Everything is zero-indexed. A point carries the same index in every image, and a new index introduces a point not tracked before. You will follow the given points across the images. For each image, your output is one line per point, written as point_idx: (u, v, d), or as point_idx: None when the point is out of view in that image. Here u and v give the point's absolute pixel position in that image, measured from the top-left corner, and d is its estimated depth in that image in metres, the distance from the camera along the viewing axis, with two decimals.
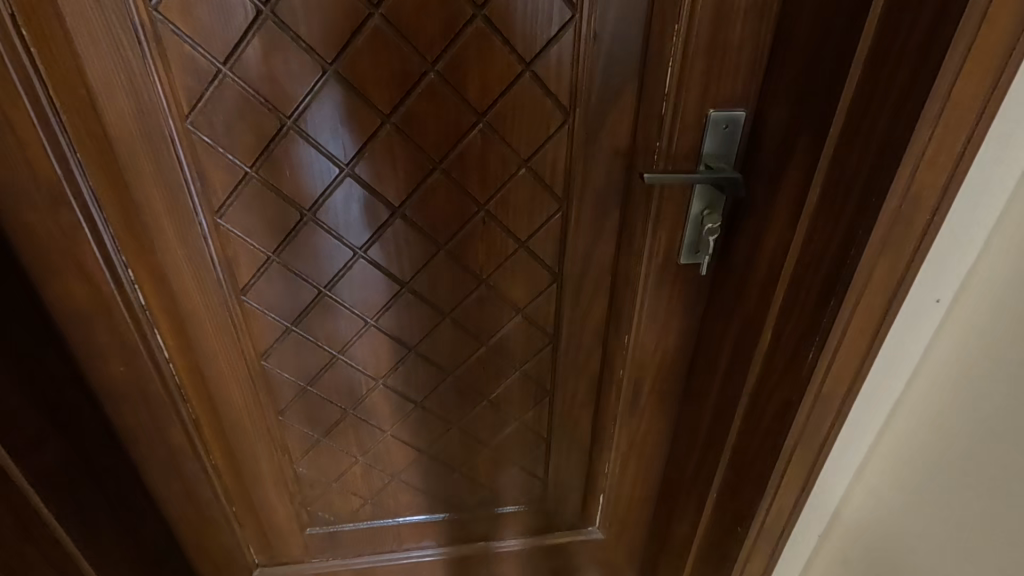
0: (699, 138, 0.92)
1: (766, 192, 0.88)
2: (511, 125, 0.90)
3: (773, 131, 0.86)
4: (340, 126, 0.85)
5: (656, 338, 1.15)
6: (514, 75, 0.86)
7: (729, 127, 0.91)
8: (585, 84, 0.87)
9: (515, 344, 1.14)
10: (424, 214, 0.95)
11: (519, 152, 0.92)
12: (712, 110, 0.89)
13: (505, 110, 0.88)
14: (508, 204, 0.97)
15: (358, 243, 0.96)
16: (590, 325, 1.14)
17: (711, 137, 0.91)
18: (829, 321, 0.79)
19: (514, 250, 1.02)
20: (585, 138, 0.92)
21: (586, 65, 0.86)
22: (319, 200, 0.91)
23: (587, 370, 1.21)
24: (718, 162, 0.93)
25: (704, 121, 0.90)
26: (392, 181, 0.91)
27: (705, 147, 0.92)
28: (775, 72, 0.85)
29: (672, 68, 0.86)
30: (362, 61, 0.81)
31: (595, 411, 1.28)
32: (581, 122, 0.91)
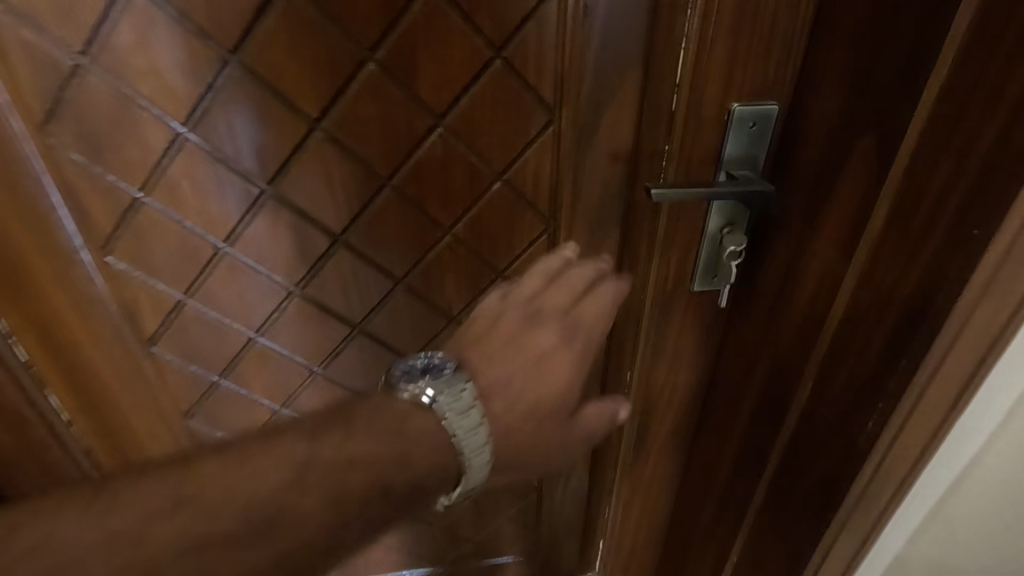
0: (719, 140, 0.70)
1: (808, 211, 0.69)
2: (481, 129, 0.70)
3: (819, 131, 0.66)
4: (254, 137, 0.65)
5: (665, 374, 0.97)
6: (481, 65, 0.65)
7: (757, 125, 0.70)
8: (573, 73, 0.67)
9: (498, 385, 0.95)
10: (374, 241, 0.76)
11: (492, 163, 0.72)
12: (737, 104, 0.68)
13: (471, 111, 0.68)
14: (480, 226, 0.77)
15: (293, 279, 0.77)
16: None
17: (734, 139, 0.70)
18: (900, 382, 0.61)
19: (490, 281, 0.82)
20: (576, 142, 0.72)
21: (574, 47, 0.66)
22: (236, 229, 0.71)
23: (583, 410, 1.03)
24: (743, 170, 0.72)
25: (725, 118, 0.69)
26: (329, 203, 0.71)
27: (727, 151, 0.71)
28: (820, 52, 0.64)
29: (687, 51, 0.64)
30: (275, 50, 0.61)
31: (592, 454, 1.10)
32: (570, 123, 0.71)
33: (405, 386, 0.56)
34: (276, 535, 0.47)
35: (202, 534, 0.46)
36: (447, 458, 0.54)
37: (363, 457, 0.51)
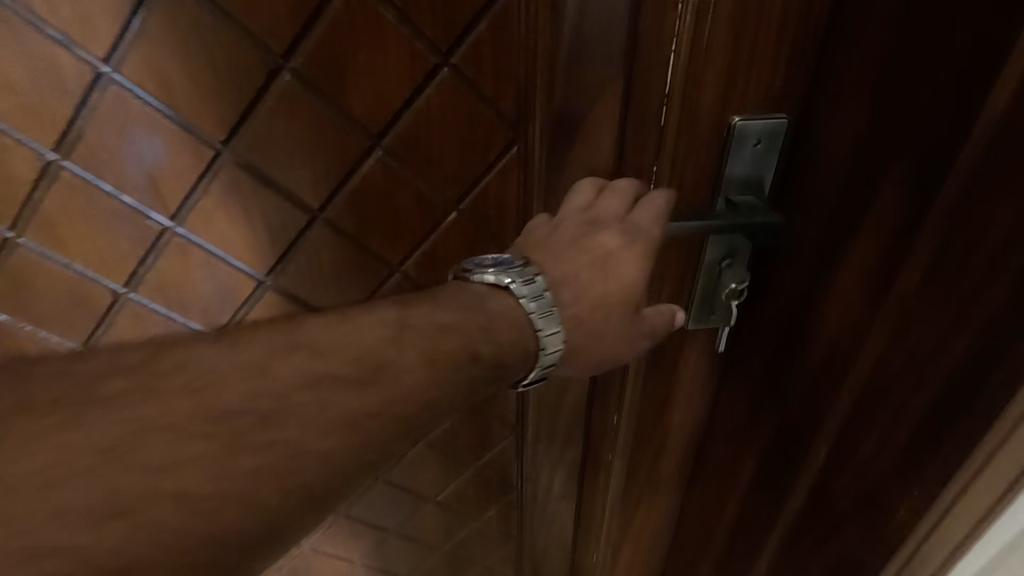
0: (717, 158, 0.55)
1: (825, 254, 0.55)
2: (430, 151, 0.58)
3: (836, 160, 0.52)
4: (147, 162, 0.53)
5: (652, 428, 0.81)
6: (425, 73, 0.53)
7: (764, 144, 0.53)
8: (543, 82, 0.55)
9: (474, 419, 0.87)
10: (310, 279, 0.64)
11: (446, 190, 0.61)
12: (739, 118, 0.52)
13: (416, 129, 0.56)
14: (435, 263, 0.65)
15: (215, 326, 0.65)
16: (566, 402, 0.87)
17: (737, 157, 0.54)
18: (950, 465, 0.48)
19: None
20: (546, 164, 0.60)
21: (543, 51, 0.53)
22: (139, 270, 0.59)
23: (566, 455, 0.93)
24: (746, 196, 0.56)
25: (725, 133, 0.53)
26: (251, 237, 0.60)
27: (727, 173, 0.55)
28: (840, 58, 0.49)
29: (678, 52, 0.49)
30: (160, 56, 0.48)
31: (577, 500, 1.00)
32: (539, 142, 0.59)
33: (478, 277, 0.47)
34: (390, 380, 0.40)
35: (321, 377, 0.38)
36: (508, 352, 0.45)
37: (456, 323, 0.44)
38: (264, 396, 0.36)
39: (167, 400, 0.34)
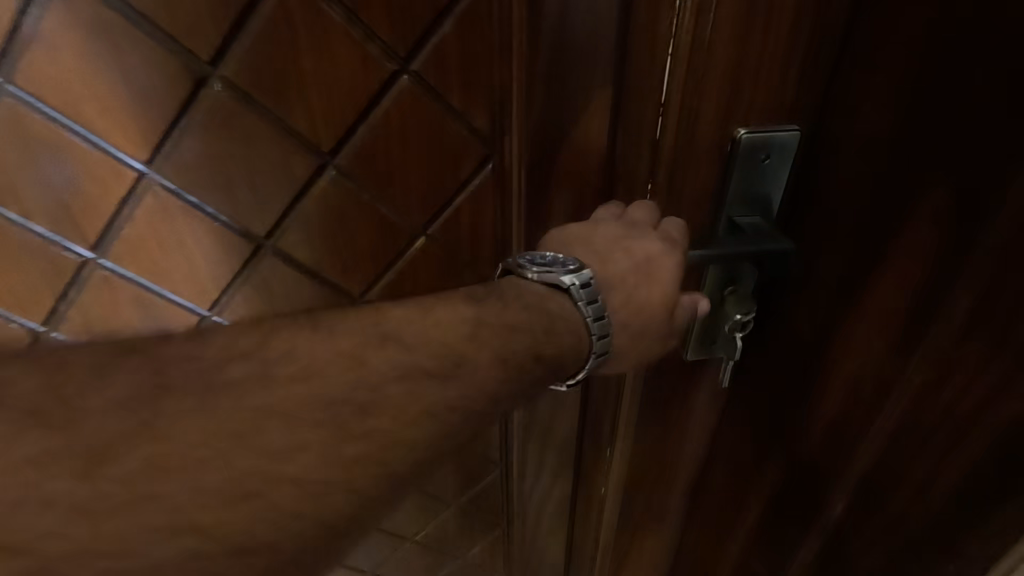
0: (717, 174, 0.44)
1: (834, 311, 0.46)
2: (390, 170, 0.50)
3: (849, 202, 0.42)
4: (57, 185, 0.45)
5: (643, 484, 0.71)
6: (380, 82, 0.46)
7: (772, 157, 0.42)
8: (518, 90, 0.47)
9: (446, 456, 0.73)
10: (259, 315, 0.57)
11: (411, 213, 0.53)
12: (745, 130, 0.41)
13: (372, 147, 0.48)
14: (402, 294, 0.58)
15: None
16: (554, 445, 0.78)
17: (741, 173, 0.43)
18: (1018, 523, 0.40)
19: None
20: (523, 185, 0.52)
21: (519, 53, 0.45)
22: (58, 306, 0.51)
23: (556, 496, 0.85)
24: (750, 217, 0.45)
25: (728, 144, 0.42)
26: (188, 269, 0.52)
27: (727, 190, 0.44)
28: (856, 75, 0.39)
29: (676, 56, 0.39)
30: (63, 61, 0.40)
31: (568, 542, 0.92)
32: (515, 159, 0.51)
33: (525, 272, 0.40)
34: (469, 376, 0.33)
35: (410, 373, 0.31)
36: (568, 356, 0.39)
37: (523, 322, 0.37)
38: (341, 410, 0.28)
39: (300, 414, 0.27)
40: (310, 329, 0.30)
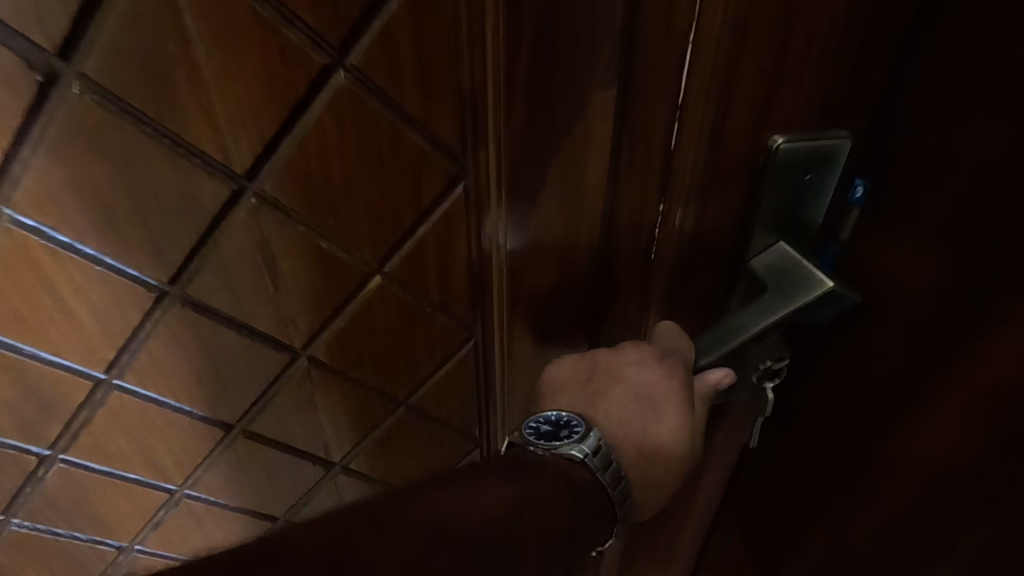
0: (746, 192, 0.33)
1: (869, 426, 0.33)
2: (329, 197, 0.38)
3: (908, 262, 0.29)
4: None
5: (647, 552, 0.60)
6: (307, 84, 0.34)
7: (815, 174, 0.31)
8: (500, 91, 0.36)
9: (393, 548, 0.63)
10: (174, 374, 0.45)
11: (361, 250, 0.41)
12: (784, 138, 0.30)
13: (305, 167, 0.37)
14: (355, 343, 0.47)
15: (47, 435, 0.45)
16: None
17: (773, 194, 0.32)
18: None
19: (385, 411, 0.53)
20: (503, 210, 0.42)
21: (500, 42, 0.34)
22: None
23: None
24: (783, 268, 0.33)
25: (760, 157, 0.31)
26: (71, 324, 0.40)
27: (759, 216, 0.33)
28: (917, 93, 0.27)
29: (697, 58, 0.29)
30: None
31: None
32: (494, 175, 0.40)
33: (531, 446, 0.39)
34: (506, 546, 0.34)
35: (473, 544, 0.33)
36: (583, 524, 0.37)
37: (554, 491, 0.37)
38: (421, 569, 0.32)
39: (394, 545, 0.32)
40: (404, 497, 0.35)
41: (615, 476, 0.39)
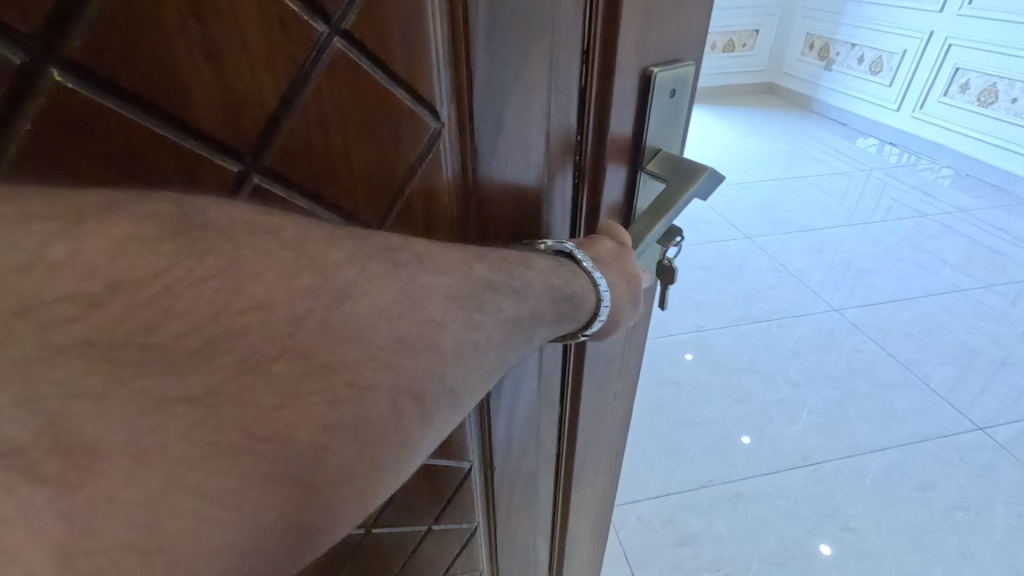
0: (640, 116, 0.50)
1: None
2: (331, 163, 0.40)
3: None
4: None
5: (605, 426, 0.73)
6: (305, 52, 0.35)
7: (676, 94, 0.51)
8: (460, 46, 0.39)
9: (386, 524, 0.63)
10: None
11: (364, 209, 0.43)
12: (658, 67, 0.48)
13: (306, 137, 0.38)
14: None
15: None
16: (538, 459, 0.69)
17: (655, 114, 0.50)
18: None
19: None
20: (475, 156, 0.45)
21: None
22: None
23: (540, 510, 0.78)
24: (668, 164, 0.52)
25: (647, 88, 0.48)
26: None
27: (649, 129, 0.51)
28: None
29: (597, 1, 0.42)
30: None
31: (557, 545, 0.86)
32: (463, 125, 0.43)
33: (541, 245, 0.42)
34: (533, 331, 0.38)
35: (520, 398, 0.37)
36: (575, 309, 0.41)
37: (557, 307, 0.39)
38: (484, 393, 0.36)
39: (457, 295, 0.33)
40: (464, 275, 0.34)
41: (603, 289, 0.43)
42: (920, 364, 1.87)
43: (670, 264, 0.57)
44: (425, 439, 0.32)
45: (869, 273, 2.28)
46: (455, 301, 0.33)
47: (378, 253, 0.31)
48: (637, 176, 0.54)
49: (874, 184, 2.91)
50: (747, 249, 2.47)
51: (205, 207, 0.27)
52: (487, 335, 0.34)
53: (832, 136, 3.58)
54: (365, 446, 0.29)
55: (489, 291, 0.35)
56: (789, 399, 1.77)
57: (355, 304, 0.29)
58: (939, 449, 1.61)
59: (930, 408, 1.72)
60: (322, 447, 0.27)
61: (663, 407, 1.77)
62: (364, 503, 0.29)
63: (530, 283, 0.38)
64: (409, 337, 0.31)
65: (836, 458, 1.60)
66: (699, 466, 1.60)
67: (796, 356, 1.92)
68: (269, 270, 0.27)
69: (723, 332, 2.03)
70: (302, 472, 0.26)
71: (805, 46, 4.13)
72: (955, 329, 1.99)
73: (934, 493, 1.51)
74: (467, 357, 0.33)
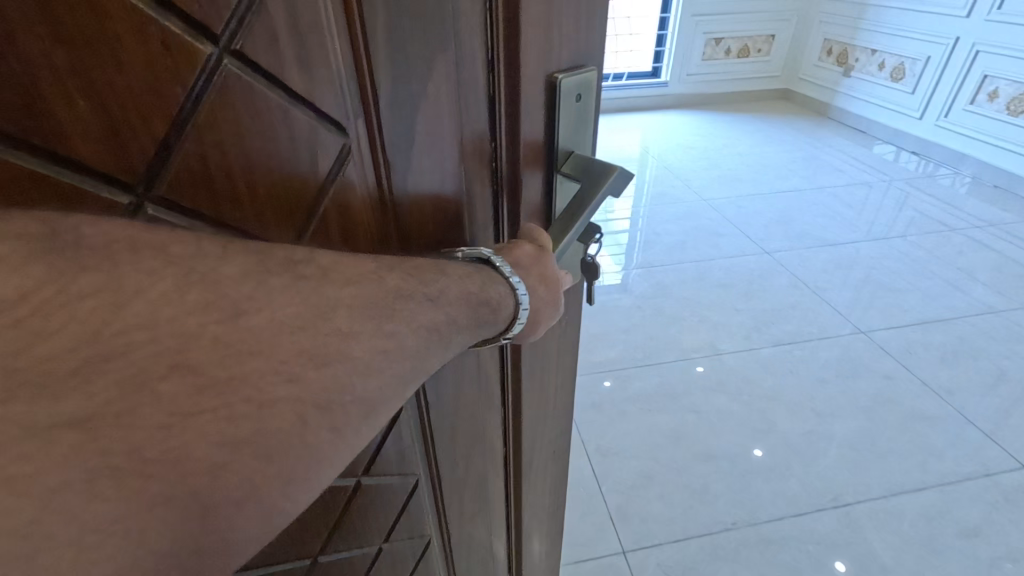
0: (549, 122, 0.52)
1: None
2: (237, 183, 0.39)
3: None
4: None
5: (549, 430, 0.76)
6: (193, 73, 0.34)
7: (582, 99, 0.53)
8: (362, 60, 0.40)
9: (337, 552, 0.61)
10: None
11: (278, 228, 0.42)
12: (561, 74, 0.49)
13: (203, 162, 0.36)
14: None
15: None
16: (486, 465, 0.72)
17: (564, 119, 0.52)
18: None
19: None
20: (388, 170, 0.45)
21: (349, 11, 0.38)
22: None
23: (493, 513, 0.80)
24: (580, 166, 0.55)
25: (553, 94, 0.50)
26: None
27: (559, 134, 0.53)
28: None
29: (492, 13, 0.44)
30: None
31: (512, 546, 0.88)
32: (374, 140, 0.44)
33: (459, 253, 0.42)
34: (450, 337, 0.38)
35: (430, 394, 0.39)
36: (492, 314, 0.42)
37: (473, 315, 0.40)
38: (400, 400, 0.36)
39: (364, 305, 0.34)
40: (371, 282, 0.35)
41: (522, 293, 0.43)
42: (954, 394, 1.81)
43: (589, 260, 0.60)
44: (333, 457, 0.32)
45: (898, 292, 2.26)
46: (364, 311, 0.34)
47: (277, 265, 0.32)
48: (554, 176, 0.55)
49: (895, 195, 2.95)
50: (769, 265, 2.45)
51: (78, 225, 0.26)
52: (401, 343, 0.35)
53: (849, 142, 3.64)
54: (264, 463, 0.29)
55: (400, 299, 0.36)
56: (816, 431, 1.71)
57: (253, 317, 0.30)
58: (980, 490, 1.53)
59: (970, 444, 1.65)
60: (220, 465, 0.28)
61: (681, 438, 1.70)
62: (258, 522, 0.30)
63: (444, 289, 0.39)
64: (312, 350, 0.31)
65: (870, 500, 1.52)
66: (721, 506, 1.52)
67: (823, 385, 1.86)
68: (155, 282, 0.27)
69: (754, 355, 1.99)
70: (196, 493, 0.27)
71: (821, 53, 4.13)
72: (991, 355, 1.95)
73: (980, 541, 1.42)
74: (381, 370, 0.34)
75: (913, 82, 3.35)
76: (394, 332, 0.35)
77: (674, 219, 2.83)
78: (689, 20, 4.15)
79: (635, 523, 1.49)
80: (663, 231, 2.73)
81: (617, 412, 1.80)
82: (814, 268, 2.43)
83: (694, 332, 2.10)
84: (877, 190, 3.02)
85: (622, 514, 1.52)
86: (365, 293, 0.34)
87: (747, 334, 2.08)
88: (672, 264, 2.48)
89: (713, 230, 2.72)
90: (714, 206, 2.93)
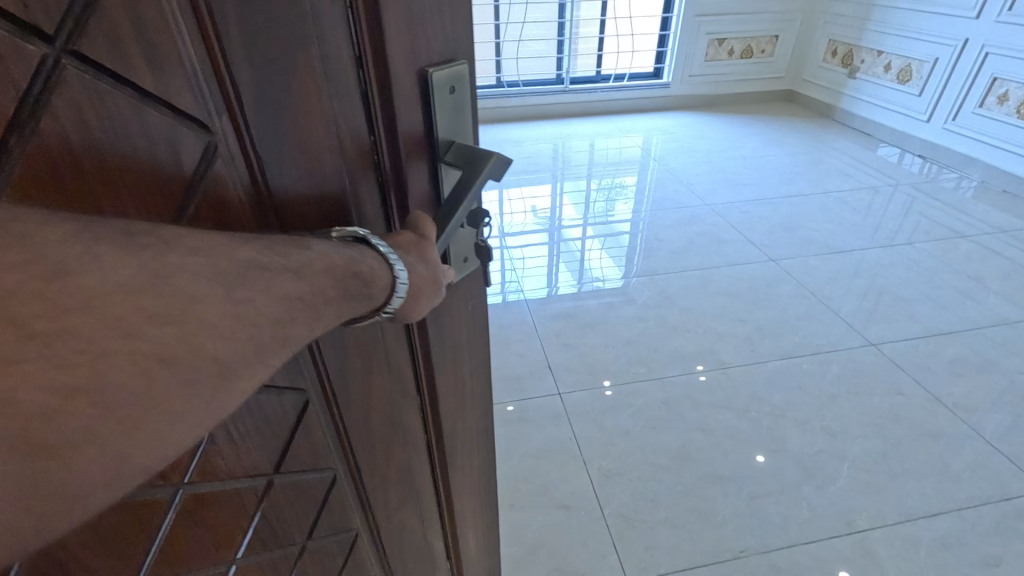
0: (425, 115, 0.54)
1: None
2: (93, 177, 0.38)
3: None
4: None
5: (469, 417, 0.82)
6: (30, 72, 0.33)
7: (457, 91, 0.56)
8: (216, 57, 0.40)
9: (253, 551, 0.64)
10: None
11: (155, 209, 0.42)
12: (431, 69, 0.52)
13: (50, 161, 0.36)
14: None
15: None
16: (409, 450, 0.77)
17: (440, 111, 0.55)
18: None
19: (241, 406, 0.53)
20: (260, 165, 0.46)
21: (196, 7, 0.38)
22: None
23: (423, 498, 0.85)
24: (462, 154, 0.58)
25: (426, 89, 0.53)
26: None
27: (437, 126, 0.56)
28: None
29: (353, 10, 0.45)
30: None
31: (445, 526, 0.93)
32: (241, 137, 0.44)
33: (335, 233, 0.43)
34: (315, 306, 0.38)
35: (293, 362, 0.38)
36: (368, 289, 0.43)
37: (341, 285, 0.40)
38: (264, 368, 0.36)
39: (210, 273, 0.32)
40: (223, 251, 0.33)
41: (399, 268, 0.45)
42: (974, 412, 1.84)
43: (484, 243, 0.63)
44: (182, 417, 0.31)
45: (911, 301, 2.34)
46: (208, 281, 0.32)
47: (110, 233, 0.29)
48: (440, 163, 0.58)
49: (902, 199, 3.11)
50: (776, 272, 2.54)
51: None
52: (258, 310, 0.34)
53: (858, 147, 3.83)
54: (102, 412, 0.28)
55: (256, 267, 0.34)
56: (826, 450, 1.73)
57: (73, 282, 0.27)
58: (1000, 515, 1.54)
59: (988, 464, 1.67)
60: (53, 412, 0.26)
61: (688, 461, 1.72)
62: (102, 473, 0.29)
63: (309, 261, 0.38)
64: (153, 313, 0.30)
65: (884, 525, 1.53)
66: (730, 532, 1.53)
67: (833, 400, 1.90)
68: None
69: (784, 365, 2.05)
70: (27, 439, 0.25)
71: (826, 53, 4.33)
72: (1012, 369, 1.99)
73: (1000, 570, 1.42)
74: (229, 334, 0.33)
75: (921, 84, 3.54)
76: (246, 298, 0.34)
77: (677, 224, 2.95)
78: (692, 19, 4.26)
79: (638, 548, 1.50)
80: (665, 238, 2.84)
81: (620, 431, 1.81)
82: (823, 274, 2.53)
83: (695, 340, 2.17)
84: (883, 193, 3.19)
85: (626, 540, 1.52)
86: (213, 262, 0.32)
87: (749, 338, 2.17)
88: (674, 272, 2.57)
89: (718, 237, 2.84)
90: (718, 212, 3.06)
